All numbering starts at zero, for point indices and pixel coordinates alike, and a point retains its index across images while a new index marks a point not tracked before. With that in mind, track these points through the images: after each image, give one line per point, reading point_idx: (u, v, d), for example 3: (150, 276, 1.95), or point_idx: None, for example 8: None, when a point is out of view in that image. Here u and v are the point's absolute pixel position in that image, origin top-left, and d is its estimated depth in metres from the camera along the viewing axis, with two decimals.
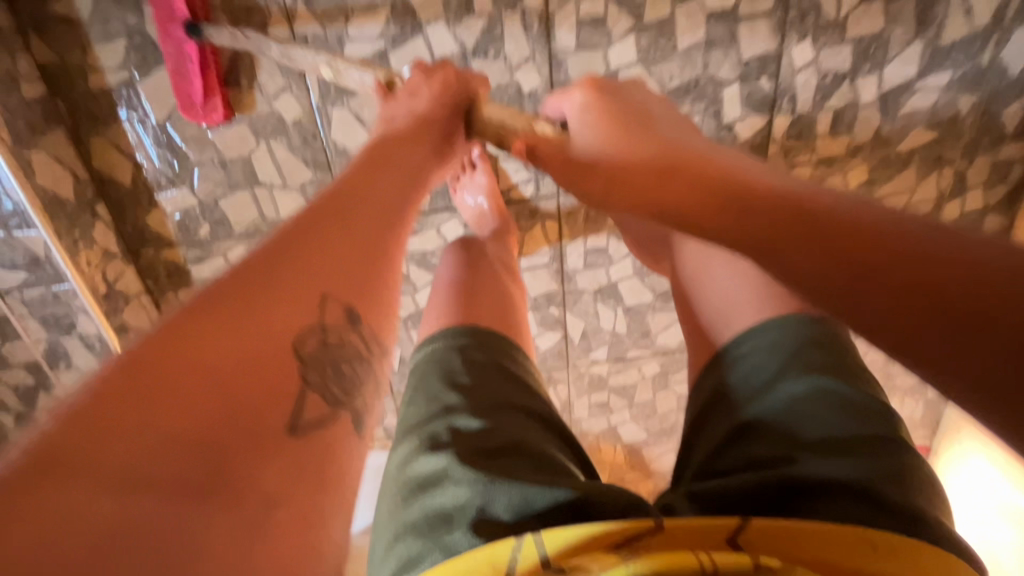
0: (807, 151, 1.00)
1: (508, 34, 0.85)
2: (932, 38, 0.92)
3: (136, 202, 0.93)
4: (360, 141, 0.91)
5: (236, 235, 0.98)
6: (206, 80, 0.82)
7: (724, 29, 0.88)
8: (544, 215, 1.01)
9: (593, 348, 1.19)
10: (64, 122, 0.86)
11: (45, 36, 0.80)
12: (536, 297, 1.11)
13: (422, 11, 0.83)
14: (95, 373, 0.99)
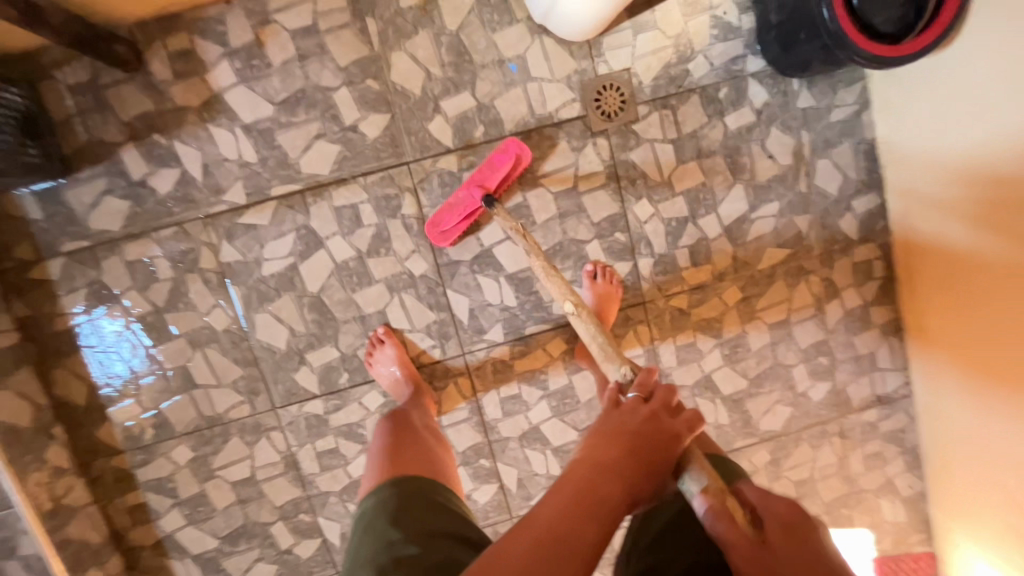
0: (677, 282, 1.13)
1: (395, 235, 1.05)
2: (750, 179, 1.10)
3: (90, 417, 1.06)
4: (281, 336, 1.06)
5: (177, 434, 1.08)
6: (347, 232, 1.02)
7: (572, 203, 1.07)
8: (456, 373, 1.11)
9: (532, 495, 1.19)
10: (32, 359, 1.02)
11: (23, 295, 1.00)
12: (463, 451, 1.15)
13: (321, 231, 1.03)
14: None
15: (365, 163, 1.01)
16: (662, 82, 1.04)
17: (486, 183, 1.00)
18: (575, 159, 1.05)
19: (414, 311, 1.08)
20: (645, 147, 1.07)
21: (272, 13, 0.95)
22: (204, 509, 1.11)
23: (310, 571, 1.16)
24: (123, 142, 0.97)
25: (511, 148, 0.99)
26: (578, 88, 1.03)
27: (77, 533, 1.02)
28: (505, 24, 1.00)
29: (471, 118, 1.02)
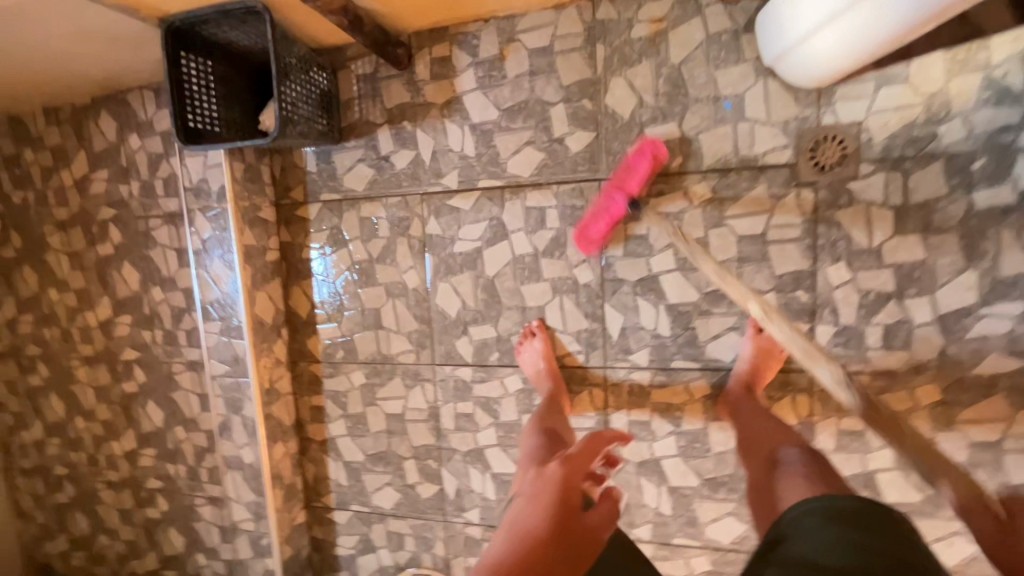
0: (859, 360, 1.01)
1: (570, 243, 1.13)
2: (988, 269, 0.93)
3: (305, 329, 1.35)
4: (455, 306, 1.22)
5: (358, 361, 1.32)
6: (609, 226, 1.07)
7: (756, 249, 1.03)
8: (592, 382, 1.16)
9: (635, 524, 1.18)
10: (282, 274, 1.34)
11: (288, 226, 1.32)
12: None
13: (509, 224, 1.16)
14: (241, 447, 1.33)
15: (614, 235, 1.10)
16: (898, 142, 0.94)
17: (626, 187, 1.04)
18: (771, 206, 1.01)
19: (569, 315, 1.15)
20: (858, 208, 0.97)
21: (518, 33, 1.09)
22: (362, 427, 1.35)
23: (424, 510, 1.33)
24: (381, 124, 1.21)
25: (648, 150, 1.02)
26: (794, 135, 0.98)
27: (278, 412, 1.34)
28: (731, 62, 1.00)
29: (671, 148, 1.04)
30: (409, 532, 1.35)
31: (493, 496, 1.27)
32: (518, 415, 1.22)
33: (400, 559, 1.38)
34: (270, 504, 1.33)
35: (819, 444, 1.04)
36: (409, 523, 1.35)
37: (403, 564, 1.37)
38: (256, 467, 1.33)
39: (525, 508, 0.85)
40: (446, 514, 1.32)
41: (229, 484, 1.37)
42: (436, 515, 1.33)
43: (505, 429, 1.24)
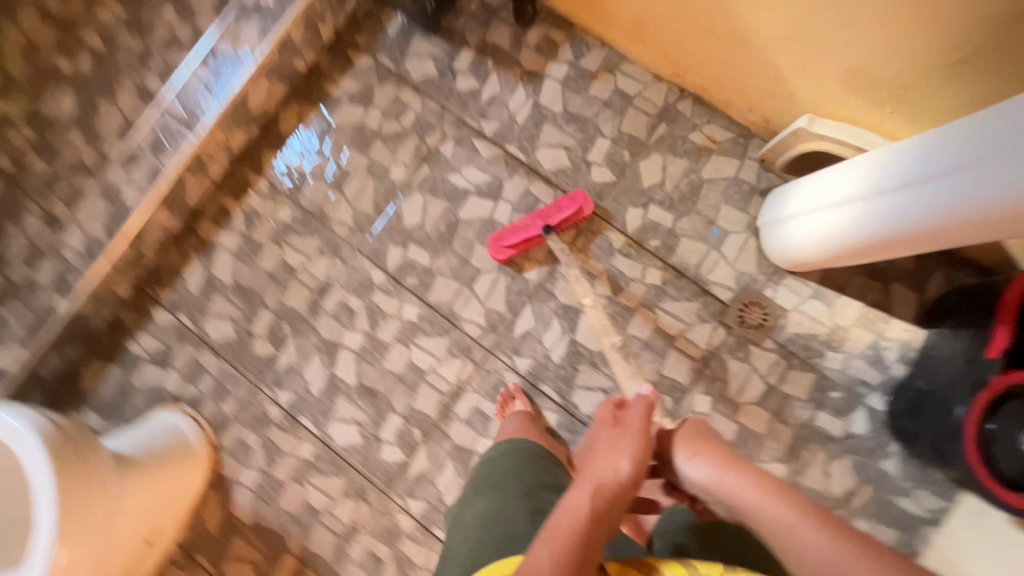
0: None
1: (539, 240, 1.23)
2: (794, 470, 1.12)
3: (273, 142, 1.32)
4: (413, 220, 1.26)
5: (296, 202, 1.30)
6: (517, 244, 1.17)
7: (660, 344, 1.18)
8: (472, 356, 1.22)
9: (415, 494, 1.20)
10: (293, 86, 1.33)
11: (331, 57, 1.33)
12: (415, 409, 1.22)
13: (505, 192, 1.25)
14: (130, 187, 1.24)
15: (521, 253, 1.21)
16: (799, 341, 1.15)
17: (549, 220, 1.16)
18: (693, 322, 1.17)
19: (496, 293, 1.23)
20: (745, 366, 1.15)
21: (618, 70, 1.24)
22: (250, 256, 1.30)
23: (245, 363, 1.27)
24: (471, 47, 1.29)
25: (578, 199, 1.17)
26: (740, 286, 1.17)
27: (189, 186, 1.27)
28: (736, 206, 1.19)
29: (658, 230, 1.20)
30: (214, 373, 1.28)
31: (315, 392, 1.25)
32: (392, 341, 1.24)
33: (183, 391, 1.28)
34: (111, 253, 1.22)
35: None
36: (220, 365, 1.28)
37: (182, 398, 1.27)
38: (128, 213, 1.23)
39: (582, 496, 0.67)
40: (262, 380, 1.26)
41: (89, 210, 1.25)
42: (251, 375, 1.27)
43: (372, 345, 1.25)
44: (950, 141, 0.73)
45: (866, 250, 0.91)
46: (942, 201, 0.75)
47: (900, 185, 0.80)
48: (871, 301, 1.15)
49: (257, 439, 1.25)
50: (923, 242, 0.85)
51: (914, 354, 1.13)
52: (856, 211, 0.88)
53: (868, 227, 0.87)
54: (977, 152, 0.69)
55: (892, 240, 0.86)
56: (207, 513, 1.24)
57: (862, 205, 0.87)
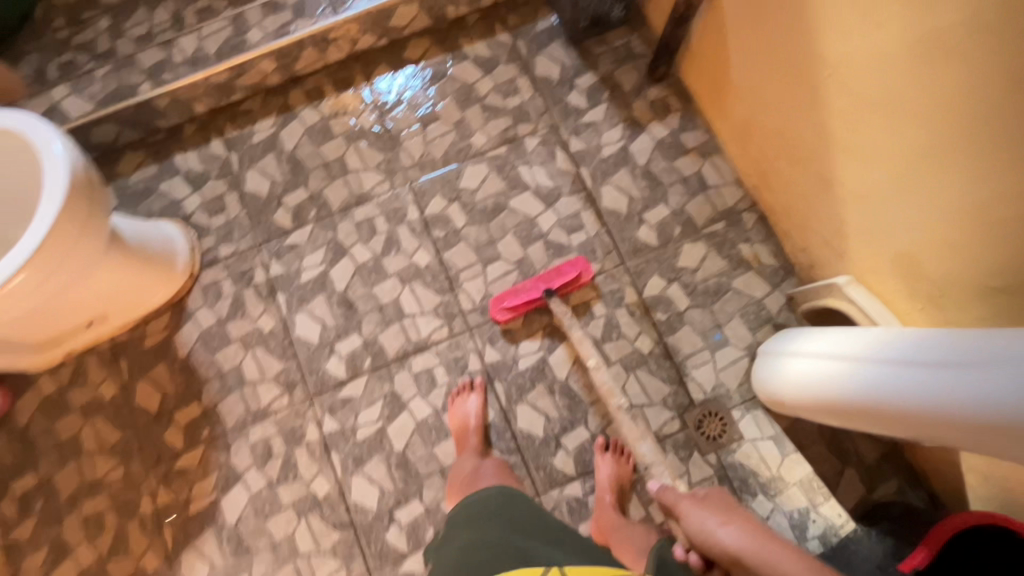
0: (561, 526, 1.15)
1: (564, 260, 1.27)
2: None
3: (393, 59, 1.41)
4: (470, 184, 1.32)
5: (383, 117, 1.38)
6: (518, 303, 1.20)
7: None
8: (452, 324, 1.25)
9: (334, 413, 1.22)
10: (435, 25, 1.42)
11: (480, 19, 1.42)
12: (377, 341, 1.25)
13: (559, 204, 1.30)
14: (257, 29, 1.33)
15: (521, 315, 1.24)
16: (739, 471, 1.16)
17: (550, 284, 1.21)
18: (656, 402, 1.20)
19: (503, 282, 1.27)
20: (680, 466, 1.17)
21: (710, 158, 1.31)
22: (318, 138, 1.36)
23: (260, 222, 1.32)
24: (598, 73, 1.38)
25: (577, 265, 1.22)
26: (714, 394, 1.20)
27: (304, 54, 1.35)
28: (747, 325, 1.23)
29: (669, 308, 1.24)
30: (229, 216, 1.33)
31: (303, 279, 1.28)
32: (392, 273, 1.28)
33: (196, 217, 1.33)
34: (209, 71, 1.30)
35: None
36: (238, 212, 1.33)
37: (192, 221, 1.32)
38: (243, 48, 1.32)
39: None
40: (265, 243, 1.31)
41: (213, 28, 1.34)
42: (259, 235, 1.31)
43: (374, 267, 1.28)
44: (944, 340, 0.74)
45: (843, 409, 0.91)
46: (914, 390, 0.75)
47: (896, 361, 0.80)
48: (820, 472, 1.15)
49: (231, 291, 1.29)
50: (890, 427, 0.83)
51: (834, 541, 1.11)
52: (846, 368, 0.90)
53: (849, 387, 0.88)
54: (956, 357, 0.70)
55: (865, 411, 0.86)
56: (152, 328, 1.27)
57: (854, 365, 0.88)
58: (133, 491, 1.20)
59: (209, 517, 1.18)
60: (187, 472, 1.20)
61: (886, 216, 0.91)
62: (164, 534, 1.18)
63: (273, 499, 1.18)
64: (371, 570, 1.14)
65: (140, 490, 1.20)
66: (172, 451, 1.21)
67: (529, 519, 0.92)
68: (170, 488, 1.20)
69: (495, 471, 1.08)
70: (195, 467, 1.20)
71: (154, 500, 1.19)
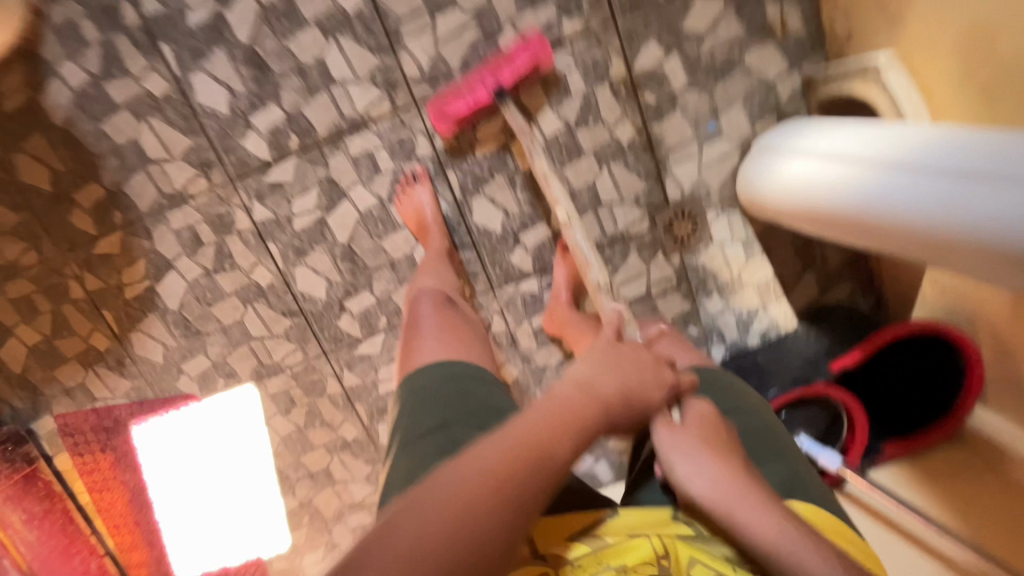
0: (515, 318, 1.15)
1: (537, 12, 0.97)
2: None
3: None
4: None
5: None
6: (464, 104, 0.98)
7: (585, 202, 1.08)
8: (394, 98, 1.01)
9: (264, 200, 1.06)
10: None
11: None
12: (303, 116, 1.02)
13: None
14: None
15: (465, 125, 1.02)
16: (699, 273, 1.12)
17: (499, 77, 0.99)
18: (627, 201, 1.08)
19: (457, 42, 0.98)
20: (643, 266, 1.12)
21: None
22: None
23: None
24: None
25: (533, 47, 0.99)
26: (692, 194, 1.08)
27: None
28: (748, 114, 1.03)
29: (661, 87, 1.01)
30: None
31: (191, 24, 0.96)
32: (310, 21, 0.97)
33: None
34: None
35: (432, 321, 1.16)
36: None
37: None
38: None
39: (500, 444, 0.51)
40: None
41: None
42: None
43: (284, 11, 0.96)
44: (986, 149, 0.62)
45: (823, 221, 0.83)
46: (922, 206, 0.66)
47: (910, 166, 0.69)
48: (781, 276, 1.13)
49: (96, 37, 0.97)
50: (872, 243, 0.77)
51: (773, 338, 1.16)
52: (844, 173, 0.78)
53: (840, 197, 0.78)
54: (996, 171, 0.60)
55: (852, 225, 0.78)
56: (6, 85, 0.99)
57: (855, 171, 0.77)
58: (57, 276, 1.11)
59: (149, 303, 1.13)
60: (111, 258, 1.10)
61: None
62: (106, 318, 1.14)
63: (214, 288, 1.12)
64: (327, 352, 1.17)
65: (64, 276, 1.11)
66: (86, 236, 1.08)
67: (481, 411, 0.72)
68: (96, 274, 1.11)
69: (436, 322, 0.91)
70: (117, 253, 1.10)
71: (83, 285, 1.12)
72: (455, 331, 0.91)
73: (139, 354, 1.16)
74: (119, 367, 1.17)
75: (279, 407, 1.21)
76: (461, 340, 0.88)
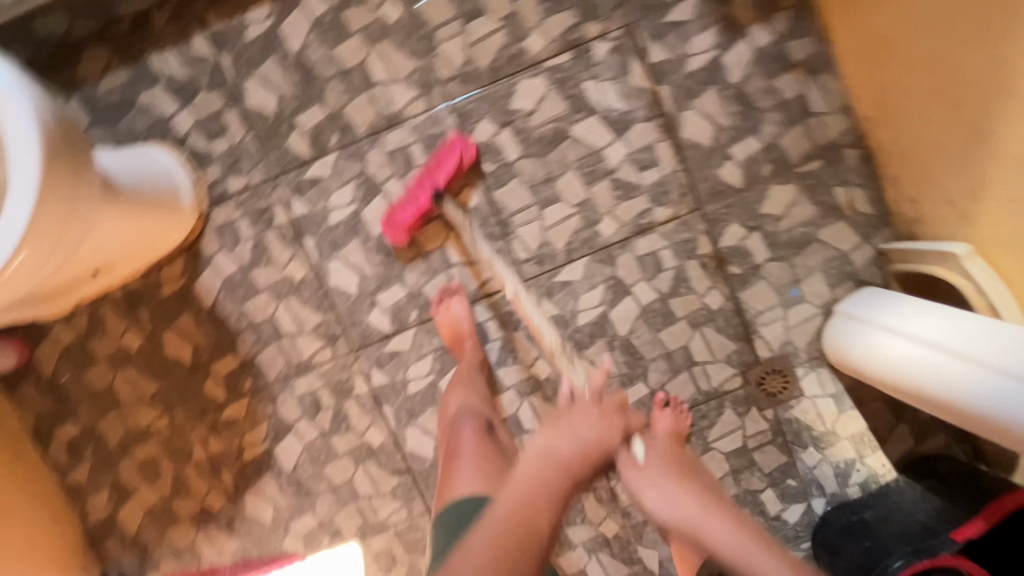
0: (615, 471, 1.18)
1: (632, 202, 1.11)
2: None
3: None
4: (523, 106, 1.09)
5: (409, 6, 1.06)
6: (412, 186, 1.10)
7: (679, 361, 1.15)
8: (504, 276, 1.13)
9: (382, 367, 1.15)
10: None
11: None
12: (423, 293, 1.13)
13: (630, 134, 1.09)
14: None
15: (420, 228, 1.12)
16: (793, 425, 1.16)
17: (435, 178, 1.07)
18: (720, 360, 1.15)
19: (561, 229, 1.12)
20: (737, 420, 1.17)
21: (817, 77, 1.07)
22: (330, 37, 1.07)
23: (271, 149, 1.10)
24: None
25: (456, 147, 1.07)
26: (781, 352, 1.15)
27: None
28: (827, 280, 1.13)
29: (746, 259, 1.12)
30: (234, 141, 1.10)
31: (332, 221, 1.11)
32: (435, 215, 1.11)
33: (192, 141, 1.10)
34: None
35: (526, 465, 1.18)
36: (243, 136, 1.10)
37: (187, 146, 1.10)
38: None
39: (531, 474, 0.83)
40: (281, 177, 1.10)
41: None
42: (272, 165, 1.10)
43: (413, 209, 1.11)
44: None
45: (947, 411, 0.85)
46: None
47: None
48: (873, 426, 1.16)
49: (250, 233, 1.12)
50: (978, 429, 0.83)
51: (873, 487, 1.17)
52: (971, 371, 0.81)
53: (968, 395, 0.80)
54: None
55: (968, 415, 0.82)
56: (167, 274, 1.14)
57: (982, 372, 0.79)
58: (184, 440, 1.18)
59: (265, 464, 1.19)
60: (236, 422, 1.17)
61: (1008, 183, 0.81)
62: (224, 478, 1.19)
63: (328, 448, 1.18)
64: (431, 509, 1.19)
65: (190, 439, 1.18)
66: (215, 402, 1.17)
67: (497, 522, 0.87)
68: (220, 437, 1.18)
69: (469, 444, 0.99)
70: (242, 417, 1.18)
71: (206, 448, 1.19)
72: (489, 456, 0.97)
73: (249, 513, 1.20)
74: (229, 526, 1.21)
75: (380, 566, 1.21)
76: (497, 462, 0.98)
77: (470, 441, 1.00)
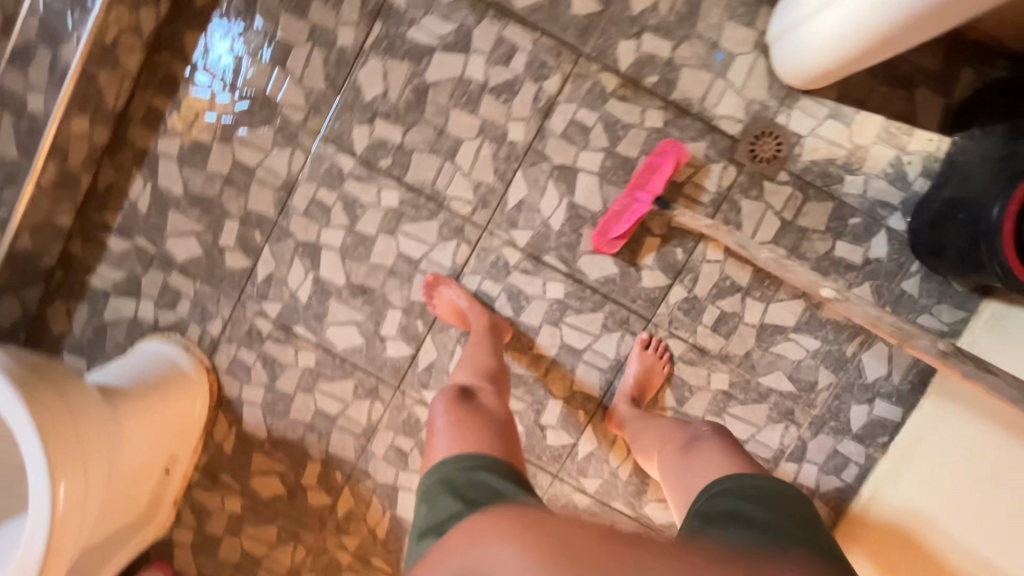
0: (687, 329, 1.11)
1: (521, 95, 1.08)
2: (813, 304, 1.09)
3: (193, 16, 1.10)
4: (375, 91, 1.09)
5: (235, 89, 1.11)
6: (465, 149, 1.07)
7: (668, 194, 1.08)
8: (465, 236, 1.12)
9: (429, 386, 1.16)
10: None
11: None
12: (414, 302, 1.14)
13: (475, 42, 1.07)
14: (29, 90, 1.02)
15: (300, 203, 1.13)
16: (815, 170, 1.06)
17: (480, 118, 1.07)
18: (701, 164, 1.08)
19: (481, 163, 1.10)
20: (759, 204, 1.08)
21: None
22: (199, 160, 1.13)
23: (221, 280, 1.16)
24: None
25: (670, 152, 1.05)
26: (752, 116, 1.06)
27: (102, 83, 1.06)
28: (742, 22, 1.04)
29: (655, 64, 1.06)
30: (191, 295, 1.17)
31: (303, 299, 1.16)
32: (376, 233, 1.13)
33: (164, 319, 1.18)
34: (33, 175, 1.04)
35: (606, 379, 1.13)
36: (194, 286, 1.17)
37: (165, 326, 1.19)
38: (37, 124, 1.03)
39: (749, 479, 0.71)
40: (244, 295, 1.16)
41: None
42: (231, 291, 1.16)
43: (355, 241, 1.13)
44: None
45: (875, 51, 0.83)
46: None
47: None
48: (891, 114, 1.04)
49: (254, 356, 1.18)
50: (902, 43, 0.81)
51: (937, 168, 1.04)
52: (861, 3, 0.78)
53: (875, 24, 0.78)
54: None
55: (887, 40, 0.80)
56: (220, 432, 1.21)
57: None
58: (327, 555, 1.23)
59: (400, 530, 1.22)
60: (356, 512, 1.21)
61: None
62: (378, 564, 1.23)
63: None
64: (556, 473, 1.17)
65: (333, 549, 1.23)
66: (327, 508, 1.22)
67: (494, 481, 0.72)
68: (351, 533, 1.22)
69: (449, 415, 0.87)
70: (356, 505, 1.21)
71: (349, 548, 1.23)
72: (470, 422, 0.85)
73: None
74: None
75: None
76: (477, 430, 0.84)
77: (445, 416, 0.87)
